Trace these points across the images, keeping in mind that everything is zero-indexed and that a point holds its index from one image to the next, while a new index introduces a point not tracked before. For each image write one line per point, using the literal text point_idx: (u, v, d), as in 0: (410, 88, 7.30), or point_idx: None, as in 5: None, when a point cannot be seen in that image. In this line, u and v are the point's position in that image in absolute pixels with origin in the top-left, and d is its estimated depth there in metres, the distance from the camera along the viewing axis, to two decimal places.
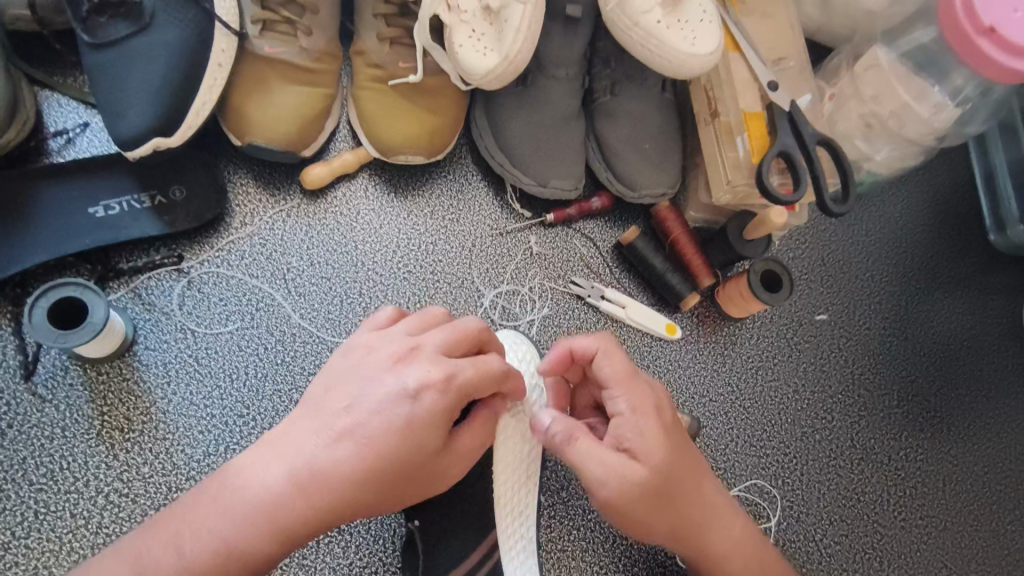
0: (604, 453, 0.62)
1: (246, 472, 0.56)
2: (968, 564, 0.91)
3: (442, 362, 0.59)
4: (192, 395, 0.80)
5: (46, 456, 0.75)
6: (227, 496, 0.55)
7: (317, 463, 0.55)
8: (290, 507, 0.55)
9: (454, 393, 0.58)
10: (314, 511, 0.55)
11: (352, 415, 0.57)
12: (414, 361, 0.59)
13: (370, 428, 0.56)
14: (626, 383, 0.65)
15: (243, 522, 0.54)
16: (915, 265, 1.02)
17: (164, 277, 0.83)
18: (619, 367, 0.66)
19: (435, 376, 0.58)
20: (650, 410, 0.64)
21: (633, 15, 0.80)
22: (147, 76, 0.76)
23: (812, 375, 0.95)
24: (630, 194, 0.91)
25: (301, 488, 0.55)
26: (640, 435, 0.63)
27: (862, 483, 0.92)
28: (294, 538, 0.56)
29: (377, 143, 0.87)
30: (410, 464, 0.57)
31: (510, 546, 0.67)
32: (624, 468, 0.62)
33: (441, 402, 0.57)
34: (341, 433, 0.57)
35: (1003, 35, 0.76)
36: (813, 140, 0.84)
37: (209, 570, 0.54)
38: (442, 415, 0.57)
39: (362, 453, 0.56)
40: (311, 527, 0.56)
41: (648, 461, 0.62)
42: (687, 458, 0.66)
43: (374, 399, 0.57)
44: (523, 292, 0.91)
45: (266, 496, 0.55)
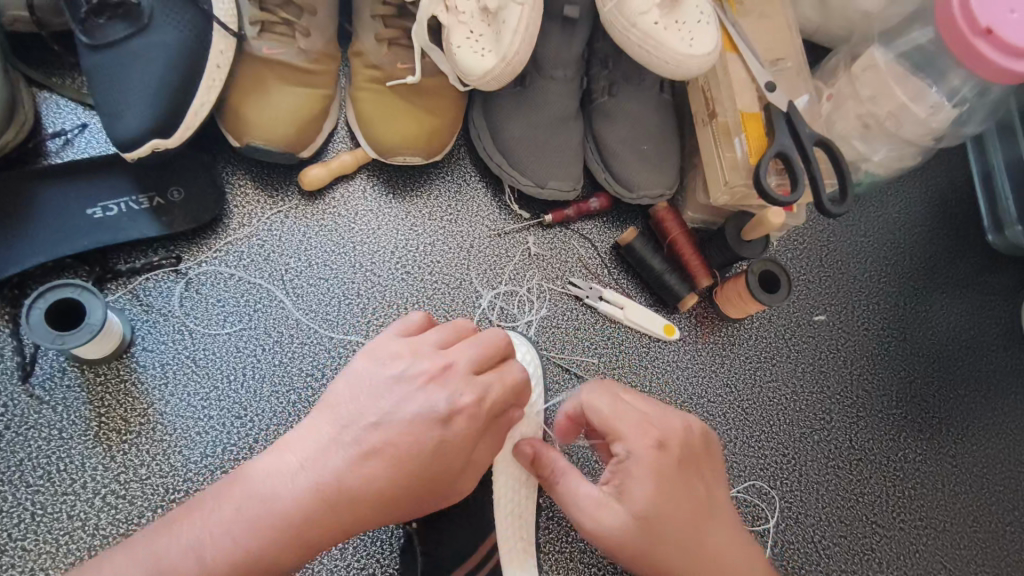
0: (585, 494, 0.63)
1: (271, 484, 0.56)
2: (966, 565, 0.91)
3: (474, 384, 0.60)
4: (189, 397, 0.80)
5: (43, 458, 0.75)
6: (249, 501, 0.55)
7: (347, 477, 0.56)
8: (316, 518, 0.55)
9: (486, 415, 0.60)
10: (340, 523, 0.56)
11: (384, 431, 0.58)
12: (445, 380, 0.60)
13: (406, 446, 0.58)
14: (620, 426, 0.63)
15: (268, 533, 0.54)
16: (913, 265, 1.02)
17: (162, 278, 0.83)
18: (613, 408, 0.64)
19: (467, 399, 0.59)
20: (640, 456, 0.62)
21: (631, 16, 0.80)
22: (145, 76, 0.76)
23: (811, 376, 0.95)
24: (628, 194, 0.91)
25: (329, 501, 0.55)
26: (623, 481, 0.62)
27: (861, 484, 0.92)
28: (317, 547, 0.56)
29: (375, 144, 0.87)
30: (439, 480, 0.59)
31: (509, 547, 0.70)
32: (602, 511, 0.62)
33: (474, 424, 0.59)
34: (371, 448, 0.57)
35: (1000, 36, 0.76)
36: (810, 140, 0.84)
37: (227, 573, 0.53)
38: (473, 435, 0.60)
39: (393, 470, 0.57)
40: (335, 536, 0.56)
41: (628, 509, 0.61)
42: (684, 507, 0.61)
43: (409, 415, 0.58)
44: (521, 293, 0.91)
45: (294, 509, 0.55)
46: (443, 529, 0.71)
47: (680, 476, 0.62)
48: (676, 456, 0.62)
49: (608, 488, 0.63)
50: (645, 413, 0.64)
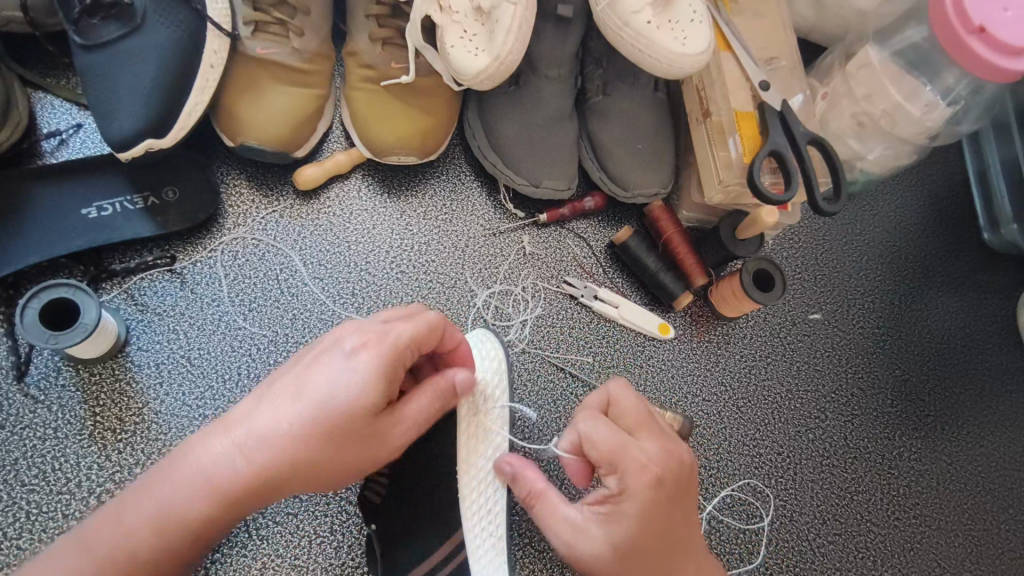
0: (563, 515, 0.64)
1: (193, 442, 0.58)
2: (962, 563, 0.91)
3: (375, 327, 0.61)
4: (184, 396, 0.80)
5: (38, 456, 0.75)
6: (171, 466, 0.58)
7: (258, 427, 0.57)
8: (230, 471, 0.56)
9: (390, 350, 0.58)
10: (255, 476, 0.56)
11: (293, 377, 0.59)
12: (351, 330, 0.61)
13: (312, 386, 0.57)
14: (618, 460, 0.63)
15: (186, 488, 0.56)
16: (908, 263, 1.02)
17: (157, 278, 0.83)
18: (614, 441, 0.63)
19: (368, 337, 0.59)
20: (633, 493, 0.61)
21: (624, 15, 0.80)
22: (139, 77, 0.76)
23: (804, 373, 0.95)
24: (623, 194, 0.91)
25: (242, 453, 0.56)
26: (610, 514, 0.62)
27: (854, 481, 0.92)
28: (237, 503, 0.57)
29: (370, 144, 0.87)
30: (349, 419, 0.57)
31: (475, 551, 0.68)
32: (577, 538, 0.62)
33: (378, 360, 0.58)
34: (284, 398, 0.58)
35: (993, 35, 0.76)
36: (804, 139, 0.83)
37: (149, 534, 0.56)
38: (378, 371, 0.57)
39: (300, 413, 0.57)
40: (252, 490, 0.56)
41: (608, 538, 0.61)
42: (666, 544, 0.62)
43: (314, 361, 0.59)
44: (517, 292, 0.91)
45: (209, 465, 0.57)
46: (437, 529, 0.71)
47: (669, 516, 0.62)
48: (668, 495, 0.62)
49: (592, 517, 0.63)
50: (644, 447, 0.63)
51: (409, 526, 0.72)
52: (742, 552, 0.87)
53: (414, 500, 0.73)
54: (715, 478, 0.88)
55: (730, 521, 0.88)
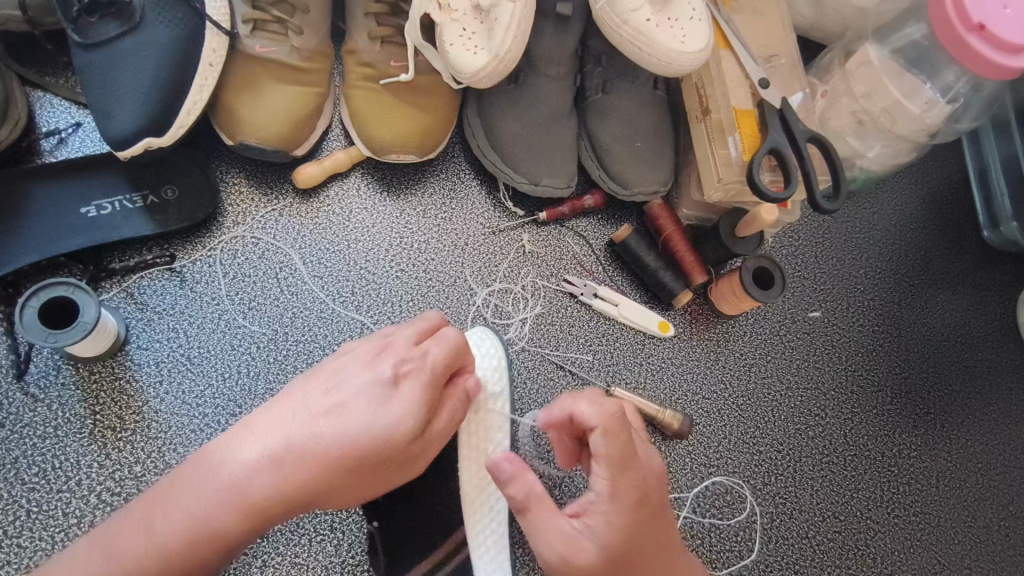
0: (555, 529, 0.59)
1: (222, 452, 0.57)
2: (961, 560, 0.91)
3: (413, 351, 0.60)
4: (184, 395, 0.80)
5: (38, 455, 0.75)
6: (201, 478, 0.56)
7: (291, 444, 0.56)
8: (263, 487, 0.55)
9: (427, 376, 0.59)
10: (288, 494, 0.55)
11: (329, 396, 0.58)
12: (387, 354, 0.60)
13: (350, 408, 0.57)
14: (615, 465, 0.60)
15: (218, 501, 0.55)
16: (909, 261, 1.02)
17: (156, 277, 0.83)
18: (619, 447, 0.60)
19: (408, 364, 0.59)
20: (621, 504, 0.59)
21: (623, 13, 0.80)
22: (137, 75, 0.76)
23: (805, 372, 0.95)
24: (622, 191, 0.91)
25: (275, 469, 0.55)
26: (598, 522, 0.59)
27: (856, 480, 0.92)
28: (268, 517, 0.56)
29: (369, 142, 0.87)
30: (386, 446, 0.56)
31: (477, 542, 0.68)
32: (570, 551, 0.58)
33: (417, 386, 0.58)
34: (319, 416, 0.57)
35: (993, 31, 0.76)
36: (804, 137, 0.84)
37: (180, 547, 0.54)
38: (415, 397, 0.57)
39: (335, 436, 0.55)
40: (285, 505, 0.55)
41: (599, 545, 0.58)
42: (645, 557, 0.60)
43: (351, 383, 0.59)
44: (516, 290, 0.91)
45: (241, 478, 0.55)
46: (438, 525, 0.72)
47: (652, 529, 0.61)
48: (652, 510, 0.61)
49: (583, 529, 0.60)
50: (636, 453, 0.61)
51: (409, 525, 0.72)
52: (741, 549, 0.87)
53: (414, 498, 0.73)
54: (715, 475, 0.88)
55: (730, 518, 0.88)
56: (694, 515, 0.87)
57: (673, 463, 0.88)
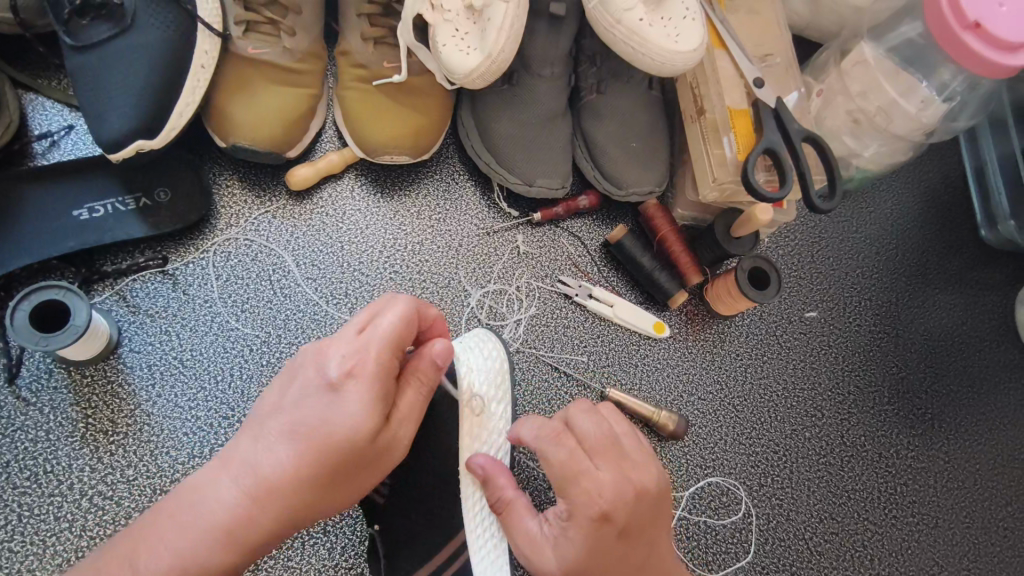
0: (524, 531, 0.65)
1: (196, 489, 0.56)
2: (959, 561, 0.90)
3: (354, 342, 0.57)
4: (177, 397, 0.80)
5: (31, 459, 0.75)
6: (181, 513, 0.55)
7: (262, 470, 0.55)
8: (243, 517, 0.55)
9: (373, 371, 0.56)
10: (270, 520, 0.55)
11: (286, 413, 0.57)
12: (332, 348, 0.58)
13: (306, 419, 0.56)
14: (571, 480, 0.62)
15: (201, 536, 0.54)
16: (905, 261, 1.02)
17: (149, 279, 0.83)
18: (570, 463, 0.63)
19: (350, 360, 0.56)
20: (579, 520, 0.61)
21: (616, 13, 0.80)
22: (128, 77, 0.75)
23: (799, 371, 0.95)
24: (618, 192, 0.91)
25: (253, 497, 0.55)
26: (560, 535, 0.62)
27: (851, 479, 0.92)
28: (255, 546, 0.55)
29: (364, 144, 0.86)
30: (351, 450, 0.55)
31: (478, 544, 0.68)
32: (535, 554, 0.63)
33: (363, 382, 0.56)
34: (282, 435, 0.56)
35: (988, 30, 0.76)
36: (799, 137, 0.83)
37: None
38: (366, 394, 0.56)
39: (302, 452, 0.55)
40: (270, 530, 0.55)
41: (562, 559, 0.62)
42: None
43: (303, 396, 0.57)
44: (510, 291, 0.91)
45: (221, 511, 0.55)
46: (436, 526, 0.72)
47: (616, 548, 0.61)
48: (617, 529, 0.61)
49: (550, 538, 0.64)
50: (595, 472, 0.62)
51: (412, 530, 0.73)
52: (737, 551, 0.86)
53: (408, 499, 0.73)
54: (710, 475, 0.88)
55: (725, 519, 0.87)
56: (690, 516, 0.86)
57: (668, 464, 0.87)
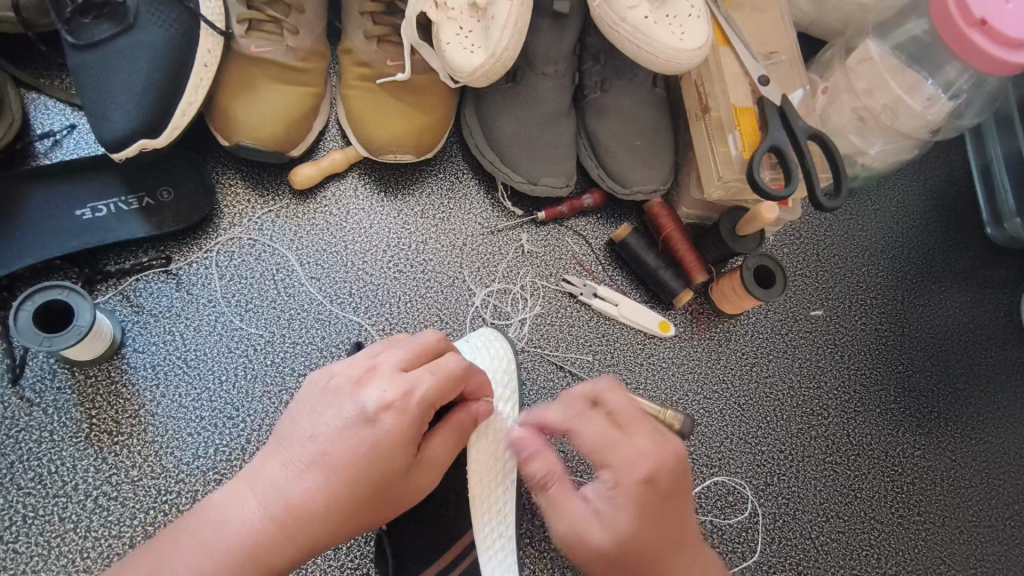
0: (567, 510, 0.62)
1: (221, 511, 0.56)
2: (966, 560, 0.90)
3: (400, 378, 0.59)
4: (181, 398, 0.79)
5: (35, 460, 0.75)
6: (203, 536, 0.54)
7: (292, 496, 0.55)
8: (268, 543, 0.54)
9: (415, 410, 0.58)
10: (296, 546, 0.55)
11: (320, 437, 0.57)
12: (373, 381, 0.59)
13: (339, 451, 0.57)
14: (609, 450, 0.62)
15: (223, 561, 0.53)
16: (911, 259, 1.01)
17: (152, 279, 0.82)
18: (605, 435, 0.62)
19: (392, 395, 0.58)
20: (627, 486, 0.60)
21: (620, 10, 0.79)
22: (131, 76, 0.75)
23: (807, 372, 0.94)
24: (622, 190, 0.90)
25: (280, 521, 0.55)
26: (606, 505, 0.60)
27: (858, 479, 0.91)
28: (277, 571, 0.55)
29: (367, 142, 0.86)
30: (384, 483, 0.57)
31: (487, 544, 0.69)
32: (581, 530, 0.61)
33: (403, 420, 0.58)
34: (313, 463, 0.56)
35: (994, 27, 0.75)
36: (805, 134, 0.83)
37: None
38: (406, 432, 0.58)
39: (334, 482, 0.56)
40: (294, 555, 0.55)
41: (610, 529, 0.60)
42: (660, 543, 0.60)
43: (337, 425, 0.58)
44: (515, 290, 0.90)
45: (245, 533, 0.54)
46: (439, 526, 0.71)
47: (663, 513, 0.60)
48: (662, 493, 0.60)
49: (593, 510, 0.61)
50: (634, 441, 0.62)
51: (412, 529, 0.72)
52: (744, 550, 0.86)
53: None
54: (717, 474, 0.88)
55: (731, 519, 0.87)
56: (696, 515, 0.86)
57: None
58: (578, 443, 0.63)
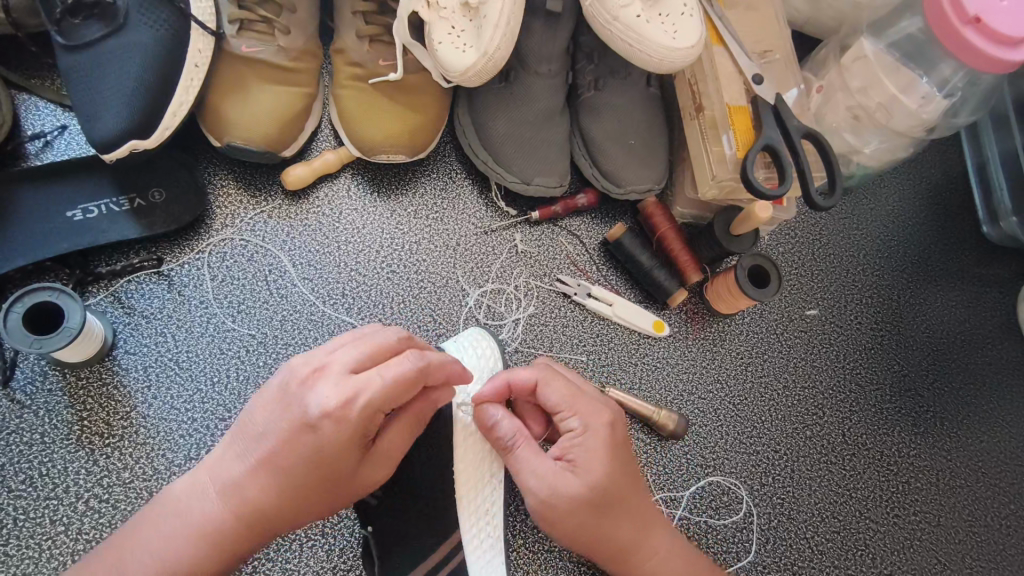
0: (540, 463, 0.66)
1: (185, 498, 0.60)
2: (962, 560, 0.90)
3: (346, 383, 0.57)
4: (173, 400, 0.79)
5: (25, 462, 0.74)
6: (167, 521, 0.59)
7: (244, 489, 0.58)
8: (224, 529, 0.58)
9: (357, 416, 0.56)
10: (250, 531, 0.58)
11: (268, 435, 0.58)
12: (321, 380, 0.58)
13: (286, 449, 0.57)
14: (573, 406, 0.69)
15: (184, 542, 0.57)
16: (906, 258, 1.01)
17: (144, 280, 0.82)
18: (570, 393, 0.70)
19: (334, 403, 0.56)
20: (597, 431, 0.68)
21: (613, 9, 0.79)
22: (121, 77, 0.75)
23: (801, 371, 0.94)
24: (616, 189, 0.90)
25: (234, 512, 0.58)
26: (580, 454, 0.66)
27: (852, 478, 0.91)
28: (240, 552, 0.59)
29: (359, 143, 0.86)
30: (330, 480, 0.58)
31: (476, 545, 0.70)
32: (558, 480, 0.65)
33: (345, 427, 0.56)
34: (263, 458, 0.58)
35: (988, 24, 0.75)
36: (799, 134, 0.82)
37: None
38: (349, 438, 0.56)
39: (281, 477, 0.58)
40: (252, 540, 0.59)
41: (587, 475, 0.65)
42: (625, 486, 0.67)
43: (285, 423, 0.58)
44: (509, 290, 0.90)
45: (204, 520, 0.58)
46: (431, 525, 0.71)
47: (625, 456, 0.69)
48: (621, 440, 0.69)
49: (568, 462, 0.66)
50: (594, 396, 0.71)
51: (403, 530, 0.71)
52: (739, 551, 0.86)
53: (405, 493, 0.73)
54: (710, 474, 0.87)
55: (726, 519, 0.87)
56: (691, 516, 0.86)
57: (669, 465, 0.87)
58: (544, 400, 0.70)
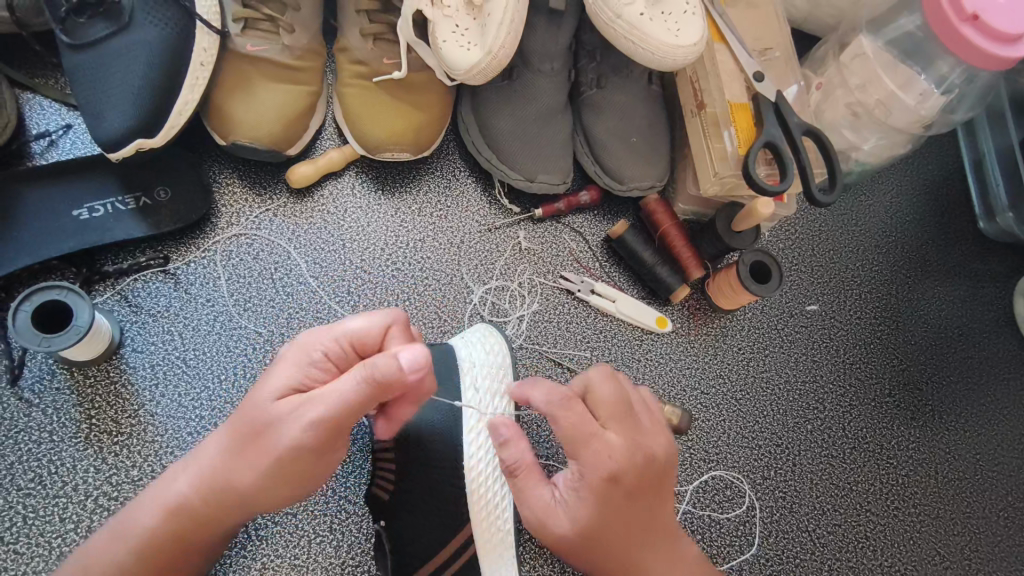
0: (536, 496, 0.67)
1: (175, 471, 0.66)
2: (961, 552, 0.91)
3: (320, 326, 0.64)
4: (180, 397, 0.79)
5: (34, 460, 0.75)
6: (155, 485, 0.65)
7: (210, 441, 0.63)
8: (187, 482, 0.62)
9: (315, 337, 0.62)
10: (206, 482, 0.61)
11: None
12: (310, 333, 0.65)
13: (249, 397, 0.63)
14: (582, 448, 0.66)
15: (159, 496, 0.63)
16: (904, 253, 1.02)
17: (150, 279, 0.82)
18: (582, 433, 0.65)
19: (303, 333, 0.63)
20: (591, 483, 0.65)
21: (616, 7, 0.79)
22: (127, 76, 0.75)
23: (801, 364, 0.95)
24: (618, 186, 0.91)
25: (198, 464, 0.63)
26: (573, 498, 0.66)
27: (852, 471, 0.92)
28: (199, 508, 0.62)
29: (363, 141, 0.86)
30: (262, 410, 0.59)
31: (486, 540, 0.71)
32: (546, 516, 0.66)
33: (299, 345, 0.62)
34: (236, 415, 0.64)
35: (986, 22, 0.76)
36: (799, 130, 0.83)
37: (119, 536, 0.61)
38: (296, 356, 0.61)
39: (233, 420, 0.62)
40: (218, 506, 0.62)
41: (571, 520, 0.66)
42: (617, 534, 0.66)
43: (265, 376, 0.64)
44: (513, 287, 0.90)
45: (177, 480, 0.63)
46: (441, 519, 0.72)
47: (624, 508, 0.66)
48: (626, 492, 0.66)
49: (560, 500, 0.67)
50: (610, 443, 0.65)
51: (418, 525, 0.72)
52: (741, 544, 0.87)
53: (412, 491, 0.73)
54: (713, 469, 0.88)
55: (729, 513, 0.87)
56: (694, 510, 0.86)
57: None
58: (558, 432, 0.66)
